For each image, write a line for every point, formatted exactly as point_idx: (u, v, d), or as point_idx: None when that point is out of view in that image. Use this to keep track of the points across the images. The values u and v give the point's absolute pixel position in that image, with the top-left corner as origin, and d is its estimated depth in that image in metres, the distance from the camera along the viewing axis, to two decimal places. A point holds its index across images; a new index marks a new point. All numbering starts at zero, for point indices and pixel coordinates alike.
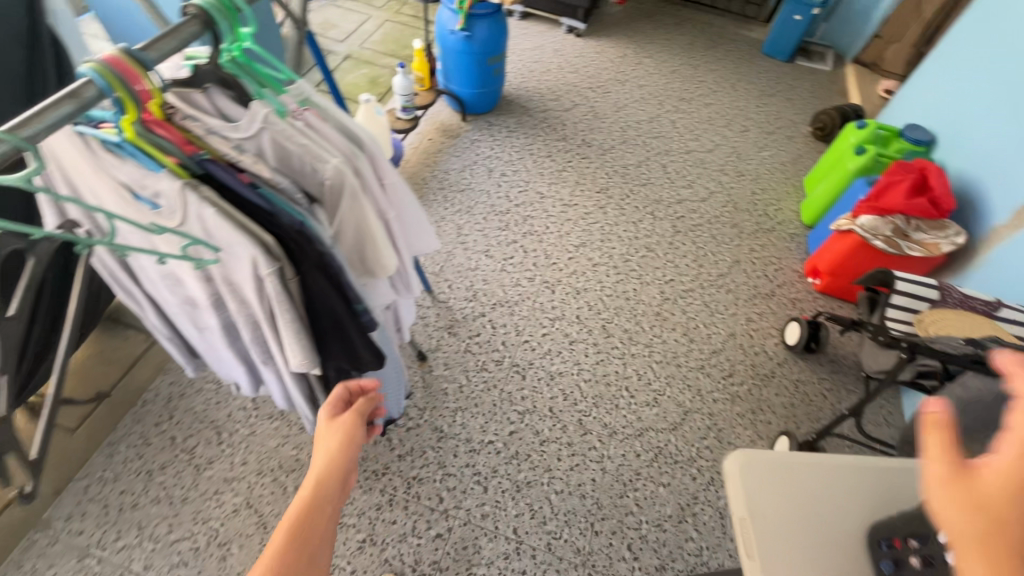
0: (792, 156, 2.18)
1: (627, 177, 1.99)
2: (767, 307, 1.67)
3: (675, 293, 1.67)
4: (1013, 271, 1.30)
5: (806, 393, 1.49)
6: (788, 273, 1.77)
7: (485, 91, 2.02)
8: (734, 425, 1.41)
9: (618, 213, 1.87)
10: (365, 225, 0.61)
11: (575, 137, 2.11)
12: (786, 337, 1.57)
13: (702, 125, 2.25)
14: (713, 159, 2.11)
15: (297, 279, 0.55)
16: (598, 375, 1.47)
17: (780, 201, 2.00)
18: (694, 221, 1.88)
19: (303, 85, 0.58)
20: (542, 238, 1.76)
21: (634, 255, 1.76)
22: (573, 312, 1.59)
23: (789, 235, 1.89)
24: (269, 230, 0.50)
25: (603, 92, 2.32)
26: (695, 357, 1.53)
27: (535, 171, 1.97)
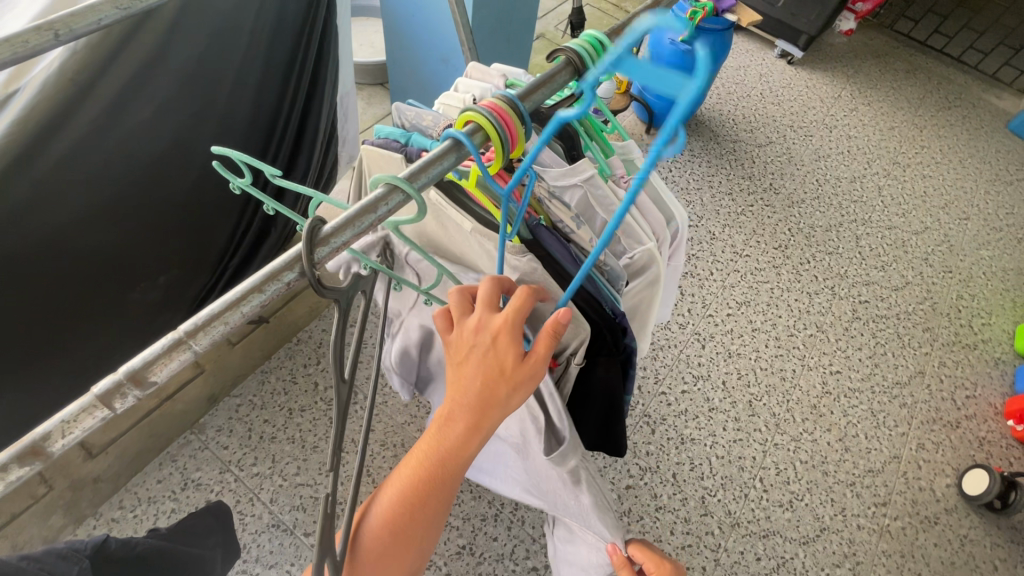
0: (1017, 264, 1.83)
1: (812, 239, 1.78)
2: (946, 439, 1.44)
3: (839, 389, 1.48)
4: None
5: (971, 555, 1.27)
6: (982, 405, 1.50)
7: None
8: (874, 563, 1.24)
9: (792, 277, 1.68)
10: (644, 309, 0.60)
11: (762, 179, 1.91)
12: (964, 482, 1.34)
13: (914, 200, 1.94)
14: (919, 243, 1.82)
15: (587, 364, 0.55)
16: (732, 455, 1.34)
17: (990, 315, 1.69)
18: (880, 311, 1.65)
19: (631, 146, 0.56)
20: (702, 283, 1.63)
21: (801, 331, 1.57)
22: (720, 376, 1.46)
23: (992, 360, 1.60)
24: (595, 319, 0.51)
25: (805, 134, 2.07)
26: (846, 471, 1.36)
27: (710, 208, 1.81)
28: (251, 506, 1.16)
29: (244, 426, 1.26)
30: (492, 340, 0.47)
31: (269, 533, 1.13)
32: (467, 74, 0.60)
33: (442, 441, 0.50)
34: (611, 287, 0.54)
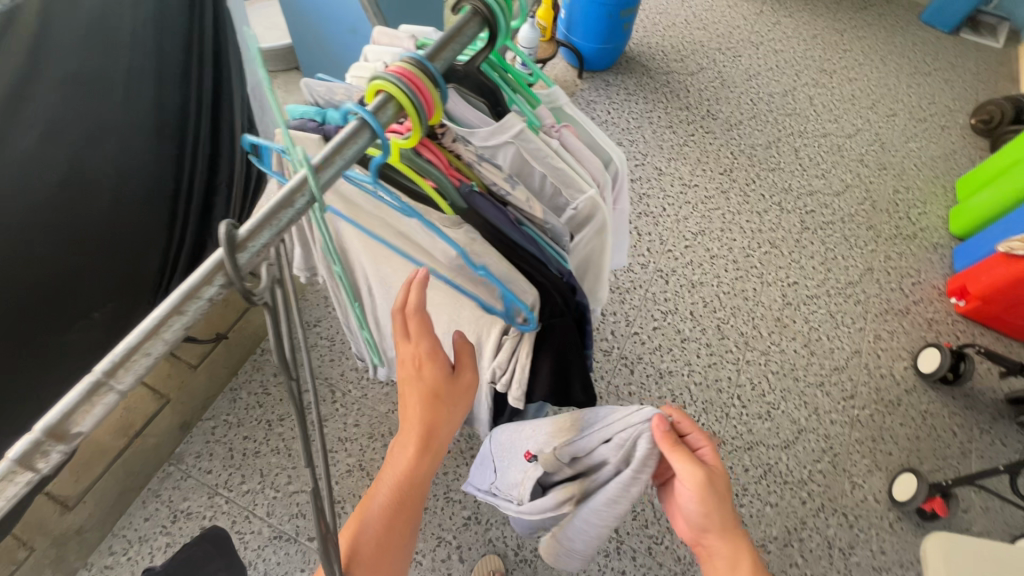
0: (944, 151, 1.92)
1: (754, 159, 1.81)
2: (899, 326, 1.53)
3: (798, 299, 1.55)
4: None
5: (932, 427, 1.38)
6: (926, 289, 1.60)
7: (609, 48, 1.84)
8: (850, 451, 1.33)
9: (741, 199, 1.72)
10: (596, 258, 0.59)
11: (699, 107, 1.92)
12: (919, 363, 1.44)
13: (844, 105, 1.99)
14: (853, 146, 1.88)
15: (542, 330, 0.53)
16: (709, 379, 1.40)
17: (925, 203, 1.79)
18: (825, 217, 1.71)
19: (556, 93, 0.55)
20: (657, 221, 1.64)
21: (756, 250, 1.62)
22: (687, 308, 1.50)
23: (931, 246, 1.69)
24: (542, 279, 0.51)
25: (733, 55, 2.08)
26: (814, 373, 1.43)
27: (653, 144, 1.81)
28: (248, 524, 1.14)
29: (224, 446, 1.22)
30: (416, 366, 0.54)
31: (273, 545, 1.12)
32: (374, 40, 0.55)
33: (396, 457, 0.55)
34: (556, 245, 0.54)
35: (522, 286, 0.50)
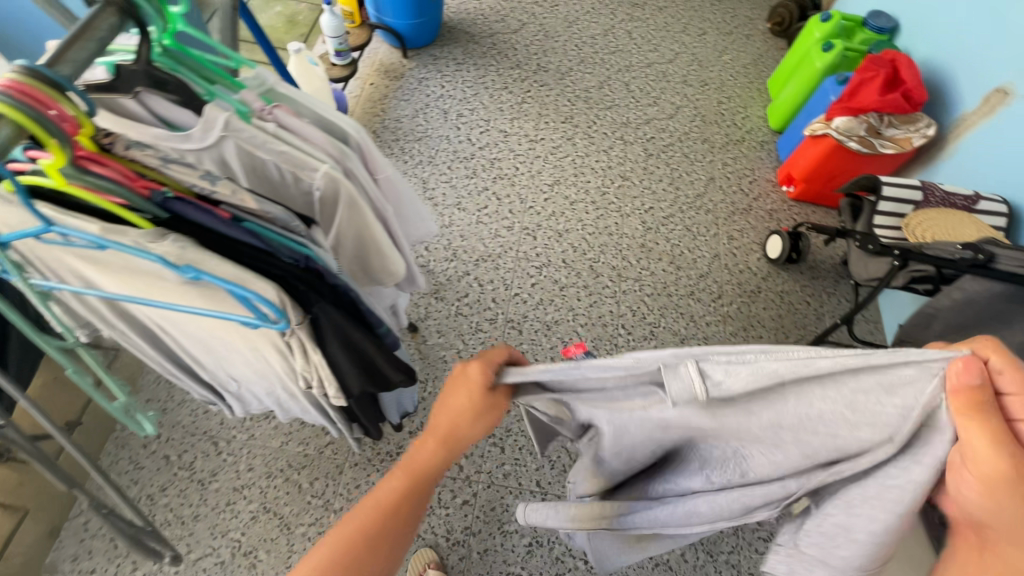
0: (752, 58, 2.10)
1: (591, 102, 1.88)
2: (746, 222, 1.68)
3: (656, 221, 1.64)
4: (986, 161, 1.31)
5: (790, 303, 1.53)
6: (762, 184, 1.76)
7: (422, 22, 1.82)
8: (727, 345, 1.45)
9: (587, 142, 1.78)
10: (366, 232, 0.56)
11: (530, 63, 1.95)
12: (768, 250, 1.59)
13: (660, 33, 2.11)
14: (675, 70, 2.01)
15: (311, 323, 0.51)
16: (594, 318, 1.45)
17: (746, 108, 1.95)
18: (665, 141, 1.82)
19: (263, 75, 0.51)
20: (513, 181, 1.66)
21: (610, 186, 1.70)
22: (559, 257, 1.54)
23: (758, 145, 1.86)
24: (278, 273, 0.47)
25: (551, 6, 2.12)
26: (683, 285, 1.54)
27: (494, 108, 1.82)
28: None
29: (104, 539, 1.10)
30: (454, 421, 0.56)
31: None
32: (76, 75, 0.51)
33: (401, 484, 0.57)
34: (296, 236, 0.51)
35: (258, 284, 0.45)
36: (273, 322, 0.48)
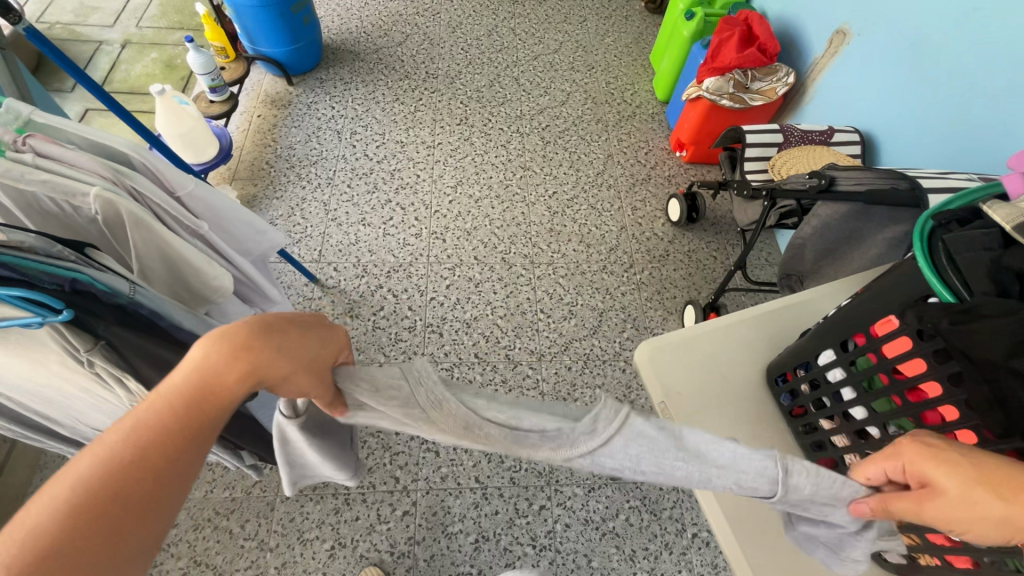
0: (633, 36, 2.18)
1: (484, 101, 1.91)
2: (647, 192, 1.73)
3: (561, 205, 1.68)
4: (839, 97, 1.40)
5: (698, 260, 1.59)
6: (657, 153, 1.83)
7: (300, 47, 1.81)
8: (644, 310, 1.49)
9: (484, 140, 1.81)
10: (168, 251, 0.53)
11: (418, 72, 1.96)
12: (670, 214, 1.64)
13: (542, 26, 2.17)
14: (562, 59, 2.06)
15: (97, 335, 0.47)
16: (512, 308, 1.47)
17: (633, 84, 2.02)
18: (560, 127, 1.86)
19: (11, 106, 0.48)
20: (415, 189, 1.67)
21: (513, 178, 1.73)
22: (470, 255, 1.55)
23: (649, 117, 1.93)
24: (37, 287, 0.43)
25: (432, 14, 2.15)
26: (595, 261, 1.57)
27: (387, 121, 1.82)
28: None
29: None
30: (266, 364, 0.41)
31: None
32: None
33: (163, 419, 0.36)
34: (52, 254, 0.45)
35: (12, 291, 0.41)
36: (54, 314, 0.42)
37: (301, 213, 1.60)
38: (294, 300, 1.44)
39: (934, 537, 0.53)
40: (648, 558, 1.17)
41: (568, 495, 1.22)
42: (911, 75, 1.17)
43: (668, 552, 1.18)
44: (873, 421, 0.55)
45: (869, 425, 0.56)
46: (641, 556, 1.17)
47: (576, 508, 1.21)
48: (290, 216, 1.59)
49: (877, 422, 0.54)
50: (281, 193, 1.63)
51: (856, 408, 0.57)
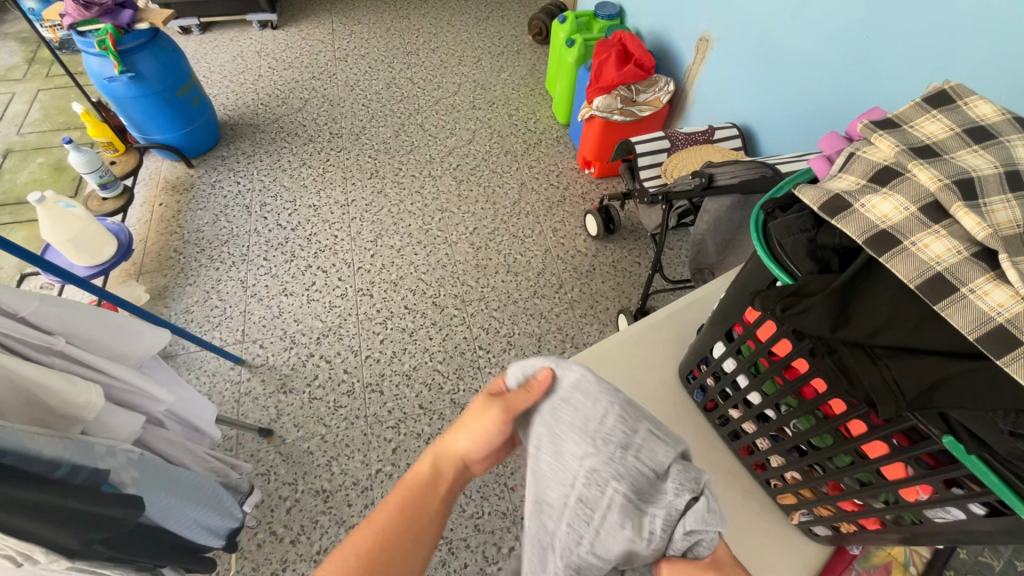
0: (527, 68, 2.27)
1: (392, 151, 1.93)
2: (564, 212, 1.78)
3: (483, 239, 1.70)
4: (716, 97, 1.51)
5: (623, 269, 1.63)
6: (568, 173, 1.89)
7: (194, 128, 1.78)
8: (581, 327, 1.51)
9: (398, 189, 1.82)
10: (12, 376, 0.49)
11: (322, 134, 1.97)
12: (589, 230, 1.69)
13: (438, 71, 2.23)
14: (462, 99, 2.12)
15: None
16: (450, 350, 1.45)
17: (535, 113, 2.09)
18: (470, 165, 1.90)
19: None
20: (335, 250, 1.65)
21: (431, 222, 1.73)
22: (400, 306, 1.53)
23: (555, 141, 2.00)
24: None
25: (329, 76, 2.17)
26: (526, 287, 1.59)
27: (297, 187, 1.81)
28: None
29: None
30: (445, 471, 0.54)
31: None
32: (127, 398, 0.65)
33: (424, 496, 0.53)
34: None
35: None
36: None
37: (218, 295, 1.54)
38: (221, 386, 1.37)
39: (843, 503, 0.55)
40: None
41: None
42: (767, 69, 1.28)
43: None
44: (766, 403, 0.56)
45: (766, 407, 0.57)
46: None
47: None
48: (207, 300, 1.53)
49: (770, 404, 0.56)
50: (194, 278, 1.57)
51: (754, 394, 0.59)
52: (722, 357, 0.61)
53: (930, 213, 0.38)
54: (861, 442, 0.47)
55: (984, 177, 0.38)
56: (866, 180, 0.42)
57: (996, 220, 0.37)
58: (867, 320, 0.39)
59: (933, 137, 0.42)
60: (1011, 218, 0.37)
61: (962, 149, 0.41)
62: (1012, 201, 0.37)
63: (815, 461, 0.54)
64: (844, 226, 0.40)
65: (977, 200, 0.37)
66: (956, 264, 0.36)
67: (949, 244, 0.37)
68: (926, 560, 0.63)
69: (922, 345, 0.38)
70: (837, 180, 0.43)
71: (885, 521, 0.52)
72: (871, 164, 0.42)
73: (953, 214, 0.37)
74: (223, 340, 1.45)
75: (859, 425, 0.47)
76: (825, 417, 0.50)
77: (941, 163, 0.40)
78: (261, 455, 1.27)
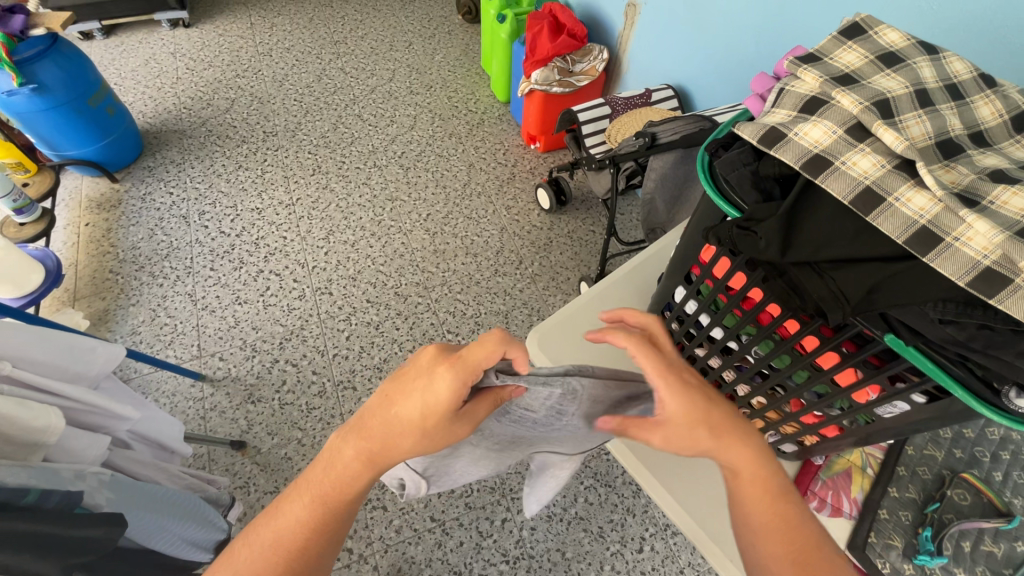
0: (461, 48, 2.24)
1: (332, 145, 1.87)
2: (515, 189, 1.79)
3: (438, 224, 1.69)
4: (649, 61, 1.55)
5: (579, 238, 1.66)
6: (514, 150, 1.89)
7: (114, 139, 1.67)
8: (545, 299, 1.53)
9: (344, 183, 1.77)
10: None
11: (255, 134, 1.89)
12: (541, 204, 1.70)
13: (370, 58, 2.17)
14: (398, 86, 2.08)
15: None
16: (419, 339, 1.45)
17: (474, 93, 2.08)
18: (415, 152, 1.87)
19: None
20: (287, 252, 1.60)
21: (383, 213, 1.70)
22: (362, 300, 1.51)
23: (497, 119, 1.99)
24: None
25: (254, 73, 2.08)
26: (486, 267, 1.59)
27: (235, 191, 1.73)
28: None
29: None
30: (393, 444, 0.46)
31: None
32: (95, 415, 0.62)
33: (331, 472, 0.48)
34: None
35: None
36: None
37: (166, 312, 1.47)
38: (183, 405, 1.32)
39: (804, 417, 0.60)
40: (616, 528, 1.20)
41: None
42: (694, 28, 1.32)
43: (632, 516, 1.21)
44: (728, 335, 0.60)
45: (729, 340, 0.61)
46: (609, 529, 1.19)
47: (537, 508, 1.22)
48: (154, 319, 1.46)
49: (732, 334, 0.60)
50: (136, 298, 1.49)
51: (716, 329, 0.63)
52: (684, 300, 0.65)
53: (859, 134, 0.42)
54: (815, 357, 0.51)
55: (898, 97, 0.43)
56: (799, 111, 0.44)
57: (911, 135, 0.41)
58: (811, 239, 0.43)
59: (850, 67, 0.45)
60: (922, 132, 0.41)
61: (878, 74, 0.45)
62: (921, 116, 0.42)
63: (777, 382, 0.58)
64: (783, 154, 0.43)
65: (891, 118, 0.41)
66: (884, 177, 0.40)
67: (872, 162, 0.40)
68: (879, 461, 0.69)
69: (861, 255, 0.41)
70: (772, 113, 0.46)
71: (842, 427, 0.57)
72: (801, 95, 0.45)
73: (876, 133, 0.41)
74: (178, 358, 1.39)
75: (814, 342, 0.51)
76: (781, 339, 0.54)
77: (858, 88, 0.43)
78: (237, 468, 1.24)
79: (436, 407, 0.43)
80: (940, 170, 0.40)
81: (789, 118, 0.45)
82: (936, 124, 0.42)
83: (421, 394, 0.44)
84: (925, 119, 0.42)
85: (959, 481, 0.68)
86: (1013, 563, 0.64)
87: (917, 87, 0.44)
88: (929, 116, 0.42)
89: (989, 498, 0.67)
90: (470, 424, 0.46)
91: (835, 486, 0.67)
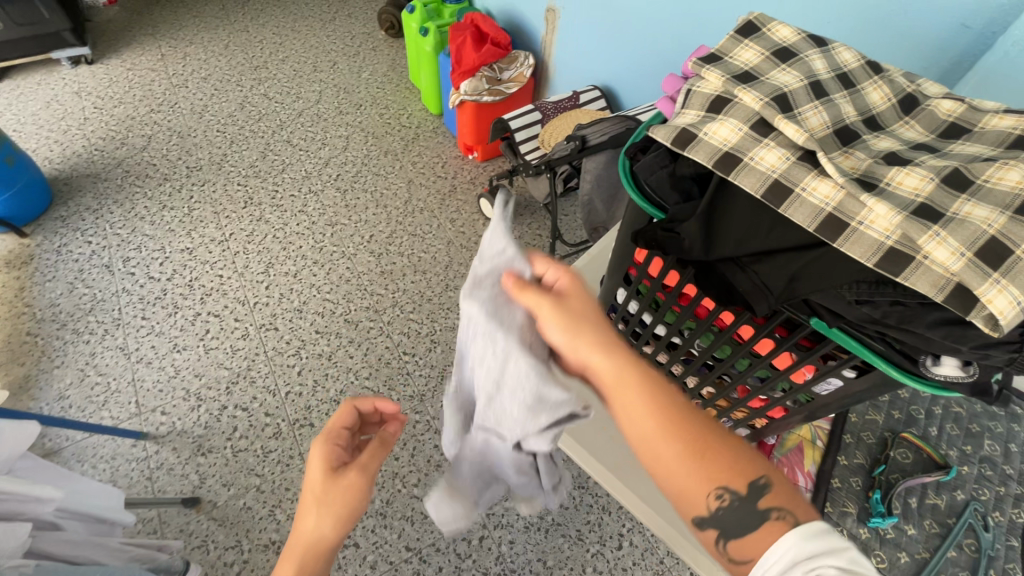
0: (388, 64, 2.21)
1: (262, 175, 1.80)
2: (458, 201, 1.77)
3: (383, 245, 1.65)
4: (574, 64, 1.57)
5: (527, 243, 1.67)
6: (453, 162, 1.88)
7: (18, 191, 1.54)
8: None
9: (279, 213, 1.71)
10: None
11: (177, 170, 1.79)
12: (485, 213, 1.69)
13: (294, 81, 2.10)
14: (326, 107, 2.02)
15: None
16: (375, 365, 1.41)
17: (406, 108, 2.05)
18: (351, 173, 1.83)
19: None
20: (225, 291, 1.52)
21: (324, 239, 1.65)
22: (311, 331, 1.46)
23: (432, 132, 1.97)
24: None
25: (170, 106, 1.97)
26: (437, 283, 1.57)
27: (161, 232, 1.63)
28: None
29: None
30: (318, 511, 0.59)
31: None
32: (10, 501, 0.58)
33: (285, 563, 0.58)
34: None
35: None
36: None
37: (96, 370, 1.37)
38: (125, 468, 1.23)
39: (752, 401, 0.62)
40: (594, 528, 1.20)
41: (501, 514, 1.21)
42: (612, 29, 1.35)
43: (608, 514, 1.22)
44: (671, 331, 0.61)
45: (673, 336, 0.62)
46: (587, 531, 1.20)
47: (514, 520, 1.20)
48: (83, 379, 1.35)
49: (674, 330, 0.61)
50: (60, 359, 1.38)
51: (660, 327, 0.63)
52: (626, 300, 0.65)
53: (762, 129, 0.43)
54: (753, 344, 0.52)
55: (795, 90, 0.44)
56: (706, 111, 0.46)
57: (811, 126, 0.42)
58: (732, 234, 0.44)
59: (749, 64, 0.47)
60: (820, 122, 0.43)
61: (775, 70, 0.46)
62: (818, 107, 0.44)
63: (722, 371, 0.59)
64: (696, 154, 0.44)
65: (791, 110, 0.43)
66: (790, 169, 0.41)
67: (778, 156, 0.42)
68: (827, 432, 0.72)
69: (779, 245, 0.42)
70: (683, 115, 0.47)
71: (788, 407, 0.59)
72: (707, 95, 0.46)
73: (778, 127, 0.42)
74: (114, 418, 1.30)
75: (750, 330, 0.52)
76: (720, 330, 0.55)
77: (758, 84, 0.45)
78: (192, 527, 1.16)
79: (325, 465, 0.62)
80: (840, 157, 0.42)
81: (699, 119, 0.46)
82: (832, 112, 0.44)
83: (319, 467, 0.61)
84: (822, 109, 0.44)
85: (900, 442, 0.81)
86: (956, 511, 0.77)
87: (812, 79, 0.46)
88: (825, 106, 0.44)
89: (928, 454, 0.80)
90: (358, 469, 0.61)
91: (788, 462, 0.70)
